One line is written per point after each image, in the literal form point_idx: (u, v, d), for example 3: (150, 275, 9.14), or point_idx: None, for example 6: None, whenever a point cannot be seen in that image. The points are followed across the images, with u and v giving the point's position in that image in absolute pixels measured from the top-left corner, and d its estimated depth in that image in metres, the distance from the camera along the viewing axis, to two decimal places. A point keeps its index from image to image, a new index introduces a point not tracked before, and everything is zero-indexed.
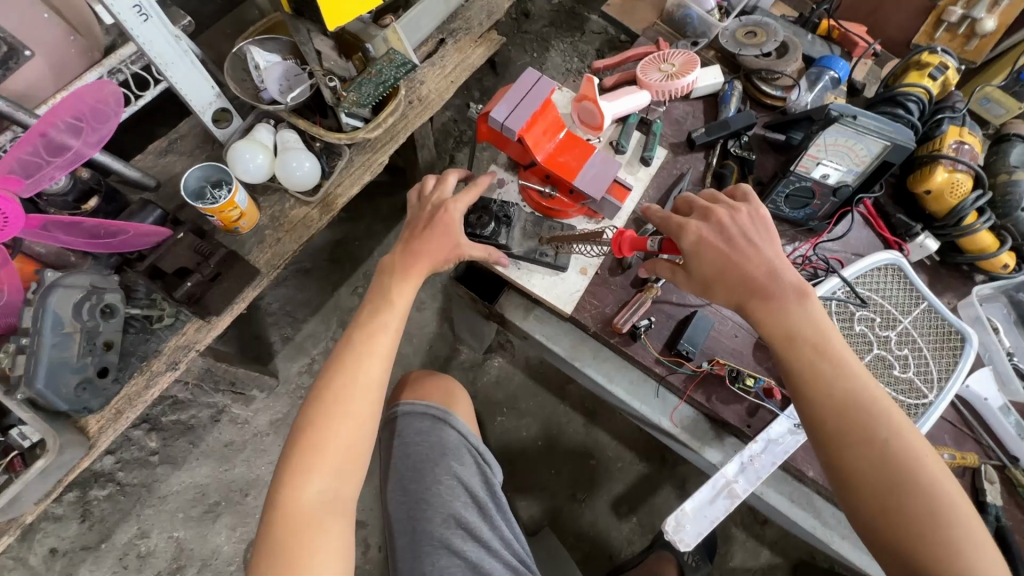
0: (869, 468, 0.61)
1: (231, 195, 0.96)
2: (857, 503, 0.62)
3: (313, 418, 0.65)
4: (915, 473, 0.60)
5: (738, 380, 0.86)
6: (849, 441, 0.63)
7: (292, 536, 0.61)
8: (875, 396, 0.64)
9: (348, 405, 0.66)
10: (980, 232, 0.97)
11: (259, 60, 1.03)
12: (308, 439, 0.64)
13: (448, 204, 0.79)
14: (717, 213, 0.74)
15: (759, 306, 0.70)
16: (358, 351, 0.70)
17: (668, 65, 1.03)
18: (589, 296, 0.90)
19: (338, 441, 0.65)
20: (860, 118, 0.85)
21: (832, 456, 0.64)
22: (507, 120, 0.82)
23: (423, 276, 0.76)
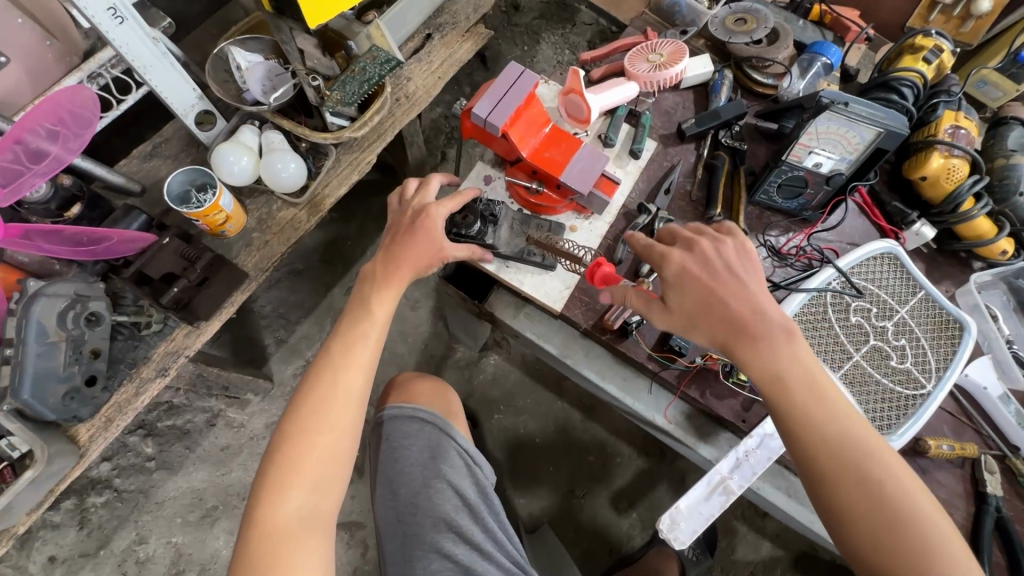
0: (863, 509, 0.60)
1: (216, 198, 0.95)
2: (849, 542, 0.61)
3: (292, 431, 0.65)
4: (908, 509, 0.60)
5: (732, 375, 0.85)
6: (842, 481, 0.61)
7: (270, 550, 0.60)
8: (864, 432, 0.63)
9: (328, 418, 0.66)
10: (978, 218, 0.95)
11: (241, 61, 1.02)
12: (288, 452, 0.64)
13: (431, 208, 0.77)
14: (701, 246, 0.71)
15: (746, 344, 0.67)
16: (337, 362, 0.69)
17: (656, 55, 1.01)
18: (579, 293, 0.89)
19: (317, 454, 0.65)
20: (852, 104, 0.84)
21: (827, 497, 0.62)
22: (490, 116, 0.80)
23: (405, 283, 0.75)
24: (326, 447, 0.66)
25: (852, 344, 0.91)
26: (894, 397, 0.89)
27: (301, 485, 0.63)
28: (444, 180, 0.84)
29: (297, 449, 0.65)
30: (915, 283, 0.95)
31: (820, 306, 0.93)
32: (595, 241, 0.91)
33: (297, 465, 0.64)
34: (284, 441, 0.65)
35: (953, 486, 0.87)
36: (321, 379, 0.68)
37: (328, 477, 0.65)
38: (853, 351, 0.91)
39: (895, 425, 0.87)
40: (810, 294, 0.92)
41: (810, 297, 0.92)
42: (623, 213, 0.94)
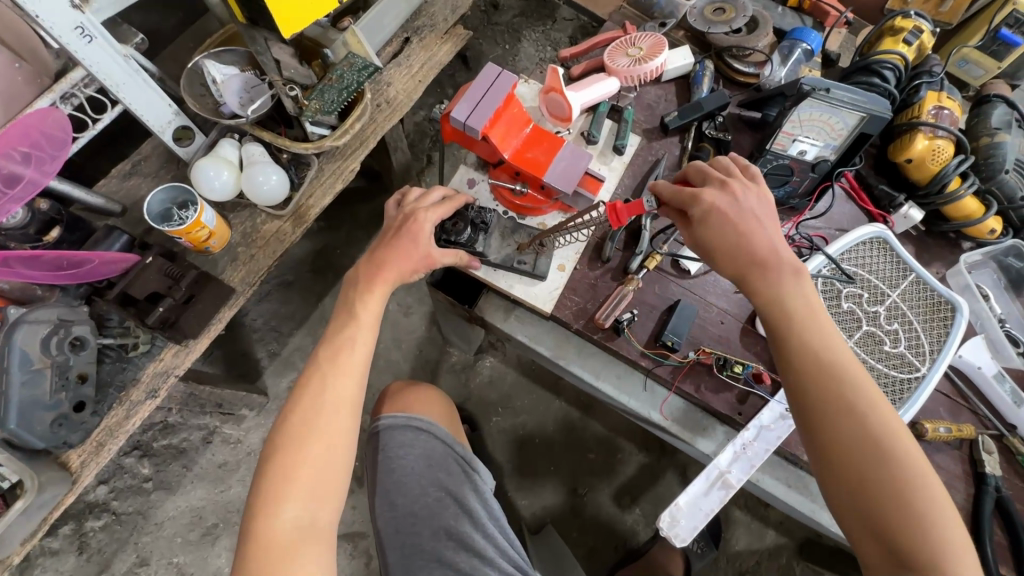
0: (851, 445, 0.60)
1: (197, 214, 0.94)
2: (832, 475, 0.60)
3: (283, 441, 0.65)
4: (896, 451, 0.59)
5: (726, 368, 0.85)
6: (830, 411, 0.61)
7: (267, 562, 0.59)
8: (863, 375, 0.63)
9: (318, 424, 0.66)
10: (965, 198, 0.94)
11: (215, 74, 1.00)
12: (280, 462, 0.63)
13: (419, 213, 0.77)
14: (733, 186, 0.70)
15: (758, 276, 0.67)
16: (326, 368, 0.69)
17: (635, 49, 1.00)
18: (569, 293, 0.89)
19: (310, 461, 0.64)
20: (833, 91, 0.83)
21: (814, 424, 0.62)
22: (469, 119, 0.79)
23: (392, 286, 0.74)
24: (322, 456, 0.65)
25: (844, 330, 0.91)
26: (888, 381, 0.89)
27: (295, 494, 0.62)
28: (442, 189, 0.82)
29: (288, 458, 0.64)
30: (905, 266, 0.95)
31: None
32: (582, 240, 0.91)
33: (290, 475, 0.63)
34: (276, 451, 0.64)
35: (951, 468, 0.87)
36: (310, 386, 0.68)
37: (322, 484, 0.64)
38: (846, 338, 0.91)
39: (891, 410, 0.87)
40: None
41: None
42: None
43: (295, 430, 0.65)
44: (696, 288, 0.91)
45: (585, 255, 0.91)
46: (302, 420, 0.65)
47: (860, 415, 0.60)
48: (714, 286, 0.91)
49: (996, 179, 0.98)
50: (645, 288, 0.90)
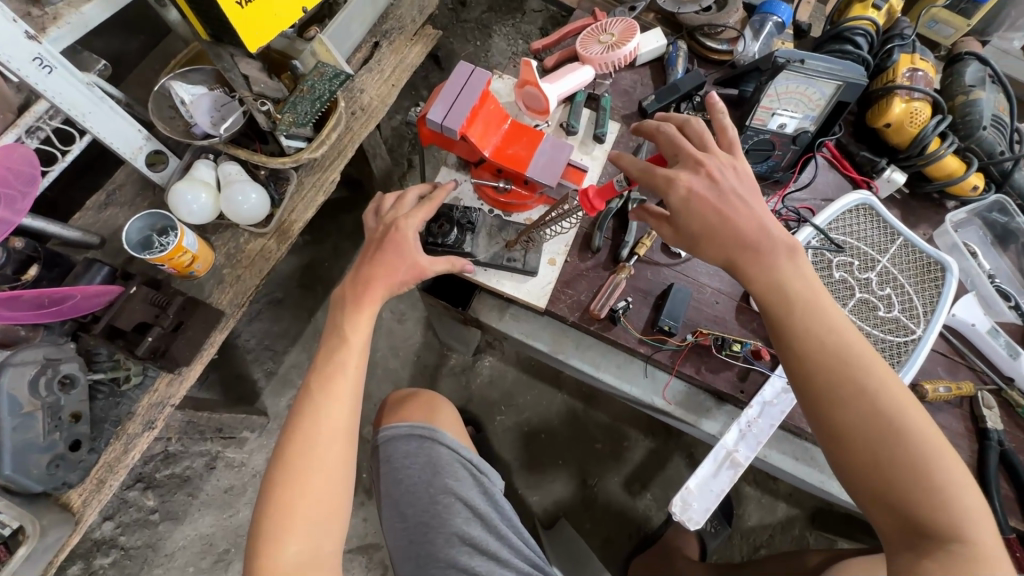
0: (862, 424, 0.60)
1: (179, 239, 0.92)
2: (844, 459, 0.61)
3: (283, 475, 0.63)
4: (906, 424, 0.59)
5: (724, 347, 0.85)
6: (840, 393, 0.61)
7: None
8: (866, 351, 0.63)
9: (319, 456, 0.64)
10: (945, 157, 0.95)
11: (183, 95, 0.98)
12: (283, 497, 0.62)
13: (400, 222, 0.75)
14: (708, 167, 0.70)
15: (749, 259, 0.67)
16: (317, 396, 0.67)
17: (607, 35, 0.99)
18: (562, 286, 0.88)
19: (312, 495, 0.63)
20: (808, 61, 0.83)
21: (824, 407, 0.62)
22: (445, 120, 0.78)
23: (378, 303, 0.73)
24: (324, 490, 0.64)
25: (839, 299, 0.91)
26: (887, 346, 0.89)
27: (300, 529, 0.62)
28: (417, 190, 0.82)
29: (293, 493, 0.63)
30: (893, 231, 0.97)
31: None
32: (569, 232, 0.90)
33: (291, 510, 0.62)
34: (278, 486, 0.63)
35: (954, 426, 0.88)
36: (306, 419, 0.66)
37: (326, 515, 0.64)
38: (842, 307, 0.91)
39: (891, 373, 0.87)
40: None
41: None
42: None
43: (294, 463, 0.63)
44: (689, 270, 0.91)
45: (574, 248, 0.90)
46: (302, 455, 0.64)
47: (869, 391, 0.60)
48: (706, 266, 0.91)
49: (974, 136, 0.98)
50: (638, 275, 0.90)
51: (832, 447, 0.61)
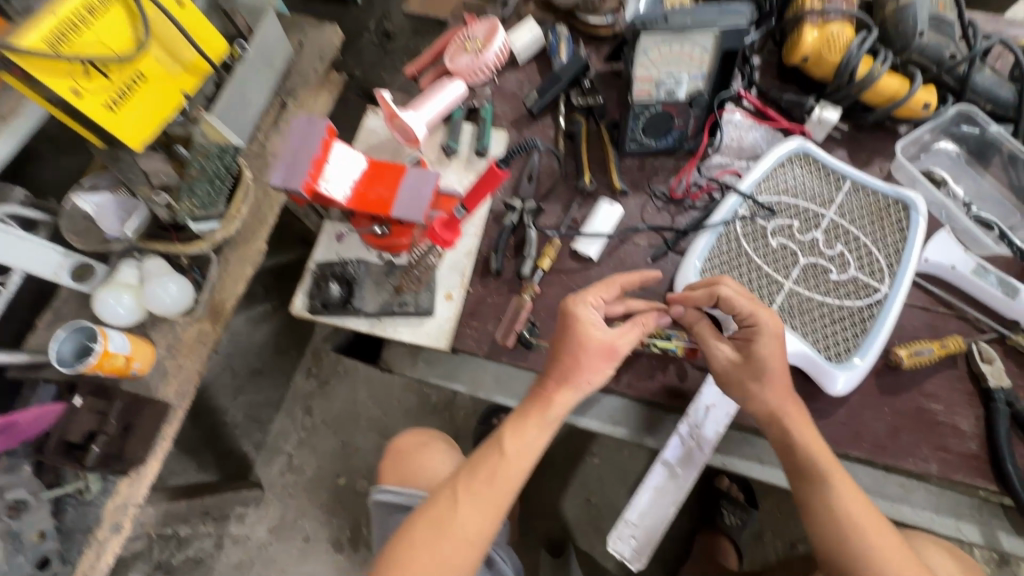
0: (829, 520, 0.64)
1: (103, 345, 0.95)
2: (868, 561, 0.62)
3: (503, 438, 0.70)
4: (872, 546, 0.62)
5: (650, 342, 0.77)
6: (801, 440, 0.66)
7: (565, 321, 0.69)
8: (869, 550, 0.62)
9: (588, 365, 0.68)
10: (883, 76, 0.80)
11: (87, 207, 1.01)
12: (514, 426, 0.70)
13: (577, 298, 0.70)
14: None
15: None
16: (483, 483, 0.68)
17: (472, 43, 0.91)
18: (462, 322, 0.81)
19: (581, 380, 0.69)
20: (671, 16, 0.72)
21: (804, 484, 0.66)
22: (286, 182, 0.72)
23: (517, 453, 0.69)
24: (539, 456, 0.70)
25: (780, 271, 0.78)
26: (846, 315, 0.76)
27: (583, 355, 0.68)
28: (595, 295, 0.70)
29: (511, 436, 0.70)
30: (838, 176, 0.83)
31: (731, 241, 0.80)
32: (463, 261, 0.84)
33: (530, 442, 0.69)
34: (466, 484, 0.68)
35: (950, 392, 0.73)
36: (557, 340, 0.70)
37: (492, 478, 0.68)
38: (785, 278, 0.78)
39: (855, 345, 0.74)
40: (716, 232, 0.80)
41: (717, 235, 0.80)
42: (491, 216, 0.87)
43: (553, 394, 0.69)
44: (602, 274, 0.83)
45: (473, 277, 0.84)
46: (547, 386, 0.70)
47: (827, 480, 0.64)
48: (620, 267, 0.84)
49: (915, 44, 0.82)
50: (547, 292, 0.82)
51: (802, 490, 0.66)
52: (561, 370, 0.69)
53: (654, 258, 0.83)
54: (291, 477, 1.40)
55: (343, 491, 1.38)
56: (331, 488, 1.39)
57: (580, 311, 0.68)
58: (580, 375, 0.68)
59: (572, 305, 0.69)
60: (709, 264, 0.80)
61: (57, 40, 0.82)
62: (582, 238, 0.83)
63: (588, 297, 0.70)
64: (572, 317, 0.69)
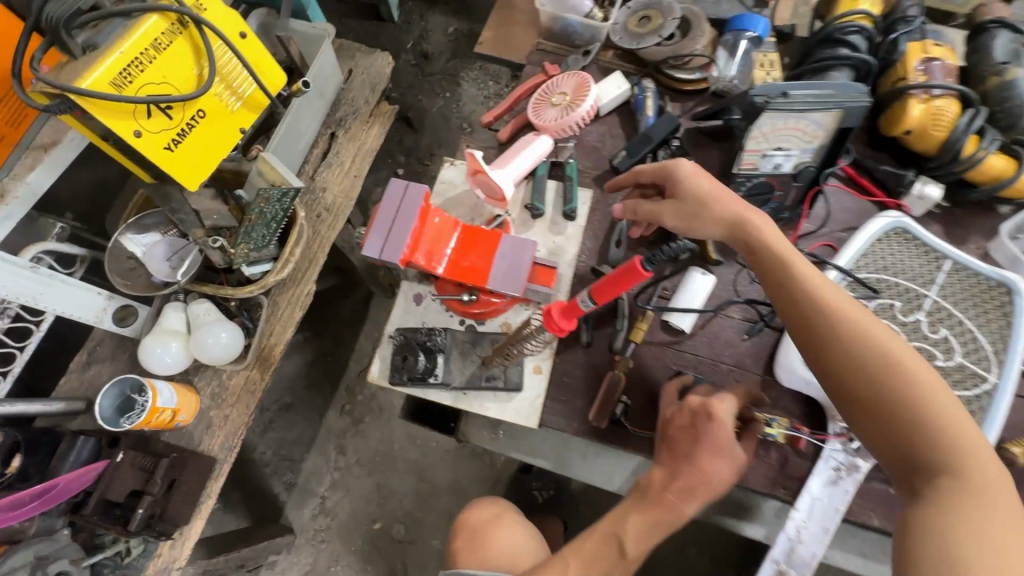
0: (859, 392, 0.57)
1: (153, 400, 0.89)
2: (850, 343, 0.58)
3: (621, 532, 0.68)
4: (896, 376, 0.56)
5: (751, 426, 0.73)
6: (816, 295, 0.61)
7: (701, 425, 0.68)
8: (886, 369, 0.56)
9: (719, 472, 0.66)
10: (988, 158, 0.79)
11: (136, 249, 0.96)
12: (634, 521, 0.68)
13: (717, 405, 0.68)
14: None
15: None
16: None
17: (559, 96, 0.88)
18: (551, 397, 0.77)
19: (710, 490, 0.67)
20: (792, 91, 0.68)
21: (818, 348, 0.60)
22: (382, 253, 0.67)
23: (634, 548, 0.67)
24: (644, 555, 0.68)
25: None
26: None
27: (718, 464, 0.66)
28: (731, 405, 0.69)
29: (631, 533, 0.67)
30: (938, 254, 0.81)
31: None
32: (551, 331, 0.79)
33: (647, 542, 0.67)
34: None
35: None
36: (687, 440, 0.68)
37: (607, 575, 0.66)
38: None
39: None
40: None
41: None
42: (577, 281, 0.83)
43: (683, 504, 0.66)
44: (695, 349, 0.80)
45: (560, 348, 0.79)
46: (674, 490, 0.67)
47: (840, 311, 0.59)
48: (714, 342, 0.80)
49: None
50: (639, 366, 0.79)
51: (801, 317, 0.62)
52: (691, 476, 0.66)
53: (750, 334, 0.80)
54: (324, 521, 1.34)
55: (379, 537, 1.33)
56: (366, 533, 1.33)
57: (723, 418, 0.67)
58: (710, 486, 0.66)
59: (712, 409, 0.68)
60: None
61: (120, 79, 0.75)
62: (673, 311, 0.79)
63: (725, 401, 0.68)
64: (710, 416, 0.67)
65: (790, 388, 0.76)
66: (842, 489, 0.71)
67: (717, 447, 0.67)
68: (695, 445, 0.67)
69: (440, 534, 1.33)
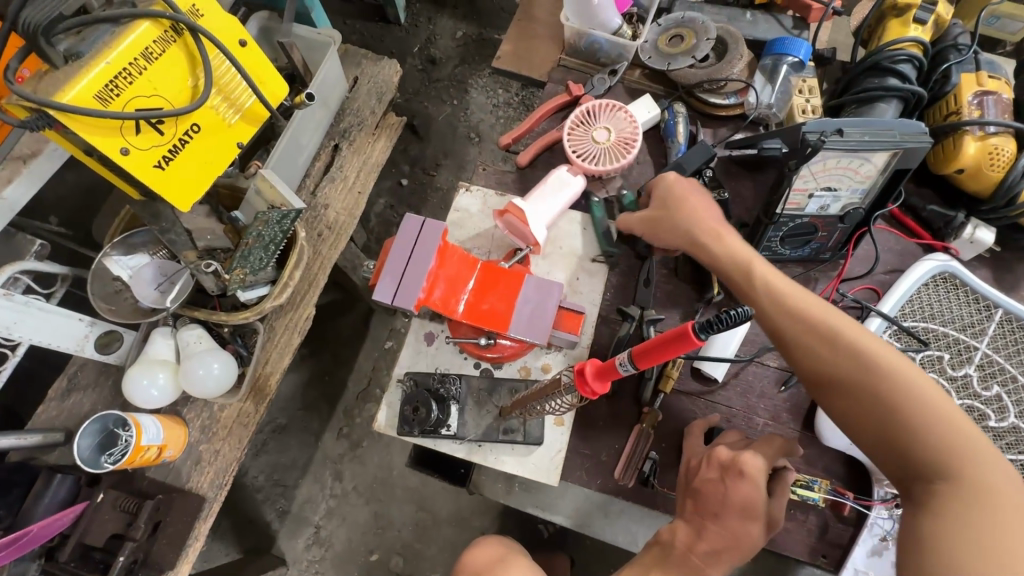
0: (836, 392, 0.55)
1: (135, 439, 0.82)
2: (813, 347, 0.56)
3: None
4: (849, 364, 0.54)
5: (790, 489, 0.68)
6: (780, 299, 0.59)
7: (726, 480, 0.62)
8: (854, 359, 0.54)
9: (748, 534, 0.60)
10: None
11: (122, 272, 0.89)
12: None
13: (748, 461, 0.61)
14: None
15: None
16: None
17: (601, 132, 0.80)
18: (573, 450, 0.71)
19: (738, 553, 0.61)
20: (847, 129, 0.63)
21: (791, 355, 0.58)
22: (395, 299, 0.62)
23: None
24: None
25: None
26: None
27: (746, 524, 0.60)
28: (761, 461, 0.62)
29: None
30: (989, 303, 0.75)
31: None
32: None
33: None
34: None
35: None
36: (711, 496, 0.62)
37: None
38: None
39: None
40: None
41: None
42: (602, 323, 0.77)
43: (709, 568, 0.60)
44: (728, 399, 0.74)
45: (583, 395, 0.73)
46: (700, 553, 0.61)
47: (814, 311, 0.58)
48: (748, 392, 0.74)
49: None
50: (668, 417, 0.73)
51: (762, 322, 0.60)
52: (719, 537, 0.61)
53: (788, 385, 0.74)
54: (318, 551, 1.28)
55: (376, 569, 1.27)
56: (363, 565, 1.27)
57: (754, 477, 0.60)
58: (742, 550, 0.60)
59: (739, 463, 0.61)
60: None
61: (107, 92, 0.68)
62: (705, 359, 0.73)
63: (755, 455, 0.62)
64: (740, 473, 0.61)
65: (831, 447, 0.71)
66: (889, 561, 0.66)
67: (745, 507, 0.61)
68: (720, 501, 0.61)
69: (440, 567, 1.27)
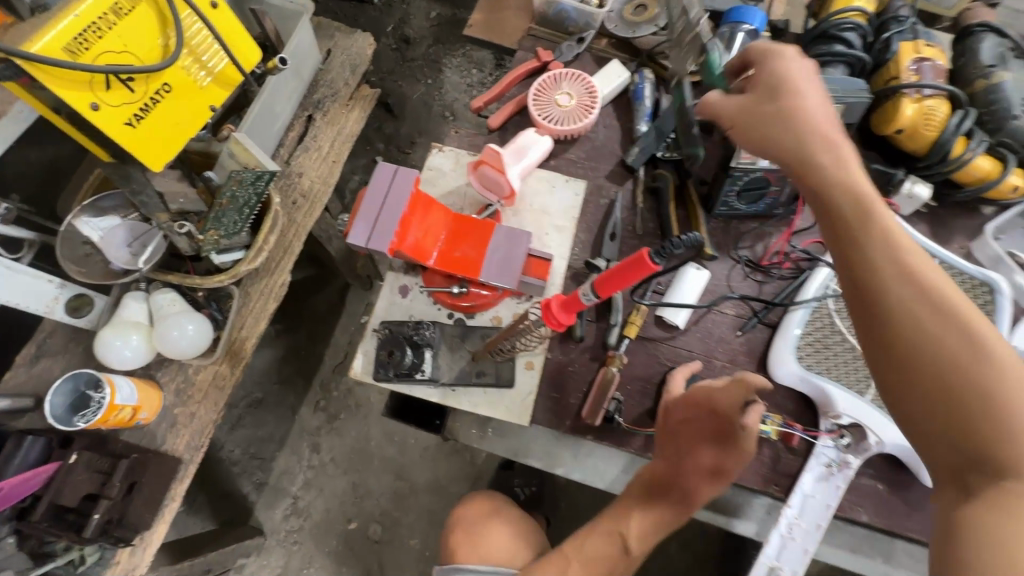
0: (926, 362, 0.45)
1: (110, 398, 0.82)
2: (910, 303, 0.47)
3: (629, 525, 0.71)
4: (953, 334, 0.45)
5: None
6: (895, 242, 0.49)
7: (708, 422, 0.67)
8: (949, 326, 0.46)
9: (726, 463, 0.67)
10: (974, 160, 0.80)
11: (92, 233, 0.88)
12: (640, 515, 0.71)
13: (721, 399, 0.66)
14: None
15: None
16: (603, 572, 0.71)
17: (564, 96, 0.86)
18: (543, 393, 0.74)
19: (716, 479, 0.68)
20: None
21: (873, 304, 0.49)
22: (370, 242, 0.64)
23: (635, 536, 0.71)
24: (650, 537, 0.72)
25: None
26: None
27: (724, 458, 0.67)
28: (735, 400, 0.66)
29: (638, 523, 0.71)
30: (926, 253, 0.81)
31: (824, 318, 0.77)
32: None
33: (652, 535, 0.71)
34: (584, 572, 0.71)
35: None
36: (693, 435, 0.68)
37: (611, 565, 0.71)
38: None
39: None
40: (810, 307, 0.77)
41: (810, 311, 0.77)
42: (570, 275, 0.80)
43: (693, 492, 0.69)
44: (688, 345, 0.78)
45: (552, 343, 0.77)
46: (682, 483, 0.69)
47: (934, 284, 0.47)
48: (707, 338, 0.79)
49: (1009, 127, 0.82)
50: (633, 362, 0.77)
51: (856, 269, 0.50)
52: (699, 469, 0.68)
53: (744, 330, 0.79)
54: (296, 522, 1.29)
55: (354, 537, 1.29)
56: (341, 534, 1.29)
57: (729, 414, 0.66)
58: (717, 476, 0.68)
59: (719, 406, 0.66)
60: (804, 342, 0.76)
61: (75, 45, 0.67)
62: (666, 306, 0.77)
63: (731, 395, 0.66)
64: (717, 413, 0.67)
65: (782, 386, 0.76)
66: (835, 488, 0.71)
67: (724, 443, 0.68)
68: (703, 441, 0.67)
69: (418, 534, 1.29)
